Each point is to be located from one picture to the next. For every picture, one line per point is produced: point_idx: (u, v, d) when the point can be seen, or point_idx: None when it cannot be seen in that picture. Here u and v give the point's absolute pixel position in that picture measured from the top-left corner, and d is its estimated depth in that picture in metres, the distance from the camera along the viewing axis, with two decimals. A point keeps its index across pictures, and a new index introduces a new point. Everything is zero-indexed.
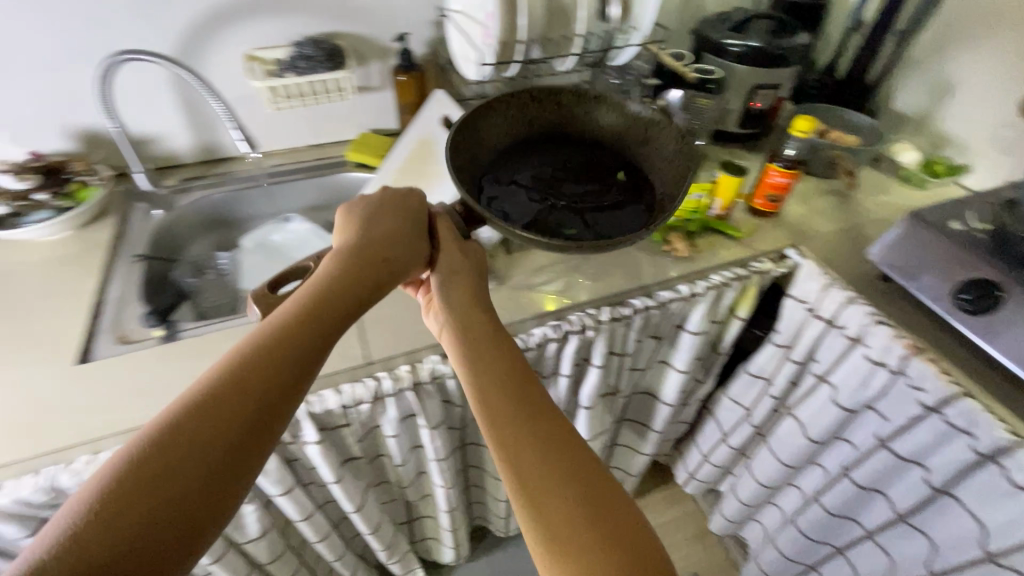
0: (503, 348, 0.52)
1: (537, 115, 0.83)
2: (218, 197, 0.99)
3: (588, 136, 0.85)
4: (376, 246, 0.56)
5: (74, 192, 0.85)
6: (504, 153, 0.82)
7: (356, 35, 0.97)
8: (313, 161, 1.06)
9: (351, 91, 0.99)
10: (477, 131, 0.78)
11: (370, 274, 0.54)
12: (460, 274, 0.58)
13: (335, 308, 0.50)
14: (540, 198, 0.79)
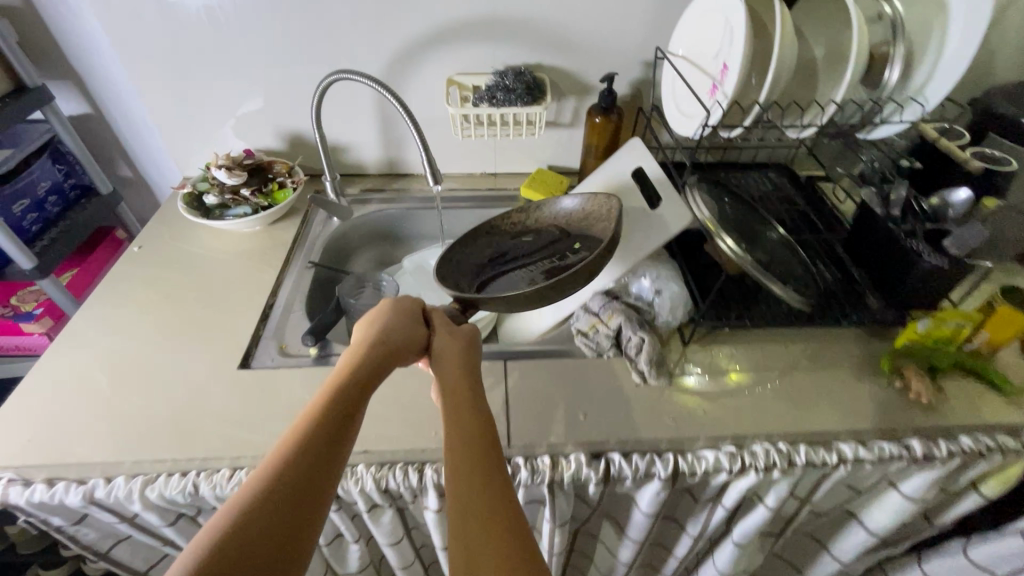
0: (475, 396, 0.51)
1: (497, 233, 0.84)
2: (391, 213, 1.00)
3: (529, 229, 0.85)
4: (381, 335, 0.54)
5: (272, 192, 0.89)
6: (482, 269, 0.82)
7: (558, 70, 0.92)
8: (486, 190, 1.03)
9: (541, 128, 0.94)
10: (449, 264, 0.80)
11: (378, 362, 0.51)
12: (456, 352, 0.55)
13: (356, 396, 0.47)
14: (506, 278, 0.79)
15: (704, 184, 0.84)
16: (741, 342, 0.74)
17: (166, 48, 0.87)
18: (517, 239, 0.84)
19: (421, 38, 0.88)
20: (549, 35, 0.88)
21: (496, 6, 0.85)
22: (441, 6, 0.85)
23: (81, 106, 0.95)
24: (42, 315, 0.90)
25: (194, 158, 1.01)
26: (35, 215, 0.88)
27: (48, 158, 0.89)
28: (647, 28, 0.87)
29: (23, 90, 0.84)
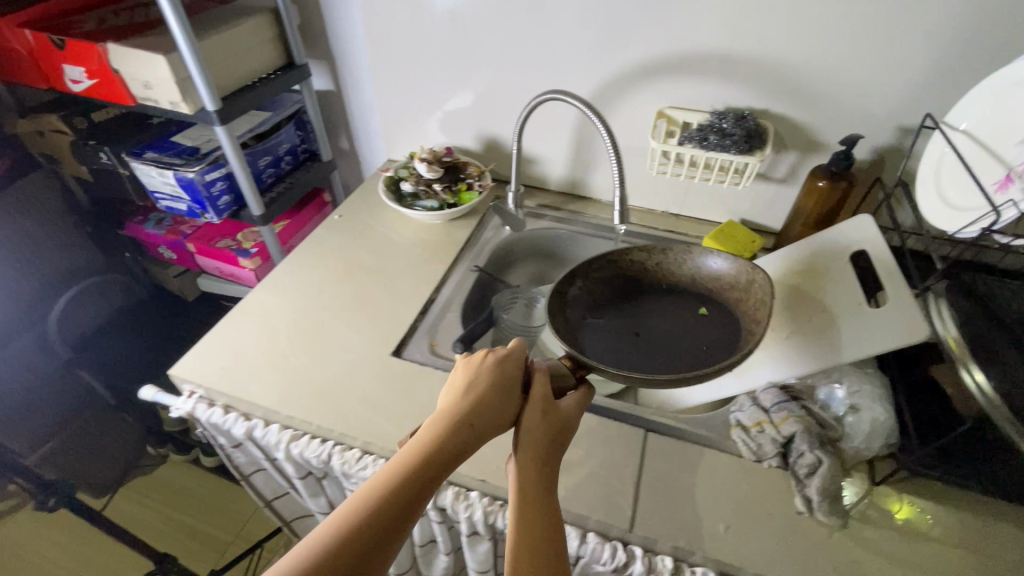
0: (544, 487, 0.48)
1: (615, 271, 0.72)
2: (561, 234, 0.98)
3: (654, 271, 0.72)
4: (474, 403, 0.49)
5: (459, 191, 0.92)
6: (590, 311, 0.69)
7: (787, 120, 0.81)
8: (665, 231, 0.96)
9: (747, 181, 0.84)
10: (562, 300, 0.66)
11: (462, 438, 0.47)
12: (552, 437, 0.50)
13: (444, 461, 0.45)
14: (625, 331, 0.68)
15: (959, 287, 0.64)
16: (949, 504, 0.58)
17: (405, 44, 0.95)
18: (647, 272, 0.72)
19: (642, 66, 0.83)
20: (788, 80, 0.77)
21: (735, 42, 0.77)
22: (674, 35, 0.79)
23: (326, 84, 1.10)
24: (255, 255, 1.06)
25: (401, 144, 1.10)
26: (272, 171, 1.03)
27: (293, 126, 1.04)
28: (919, 86, 0.72)
29: (291, 66, 0.97)
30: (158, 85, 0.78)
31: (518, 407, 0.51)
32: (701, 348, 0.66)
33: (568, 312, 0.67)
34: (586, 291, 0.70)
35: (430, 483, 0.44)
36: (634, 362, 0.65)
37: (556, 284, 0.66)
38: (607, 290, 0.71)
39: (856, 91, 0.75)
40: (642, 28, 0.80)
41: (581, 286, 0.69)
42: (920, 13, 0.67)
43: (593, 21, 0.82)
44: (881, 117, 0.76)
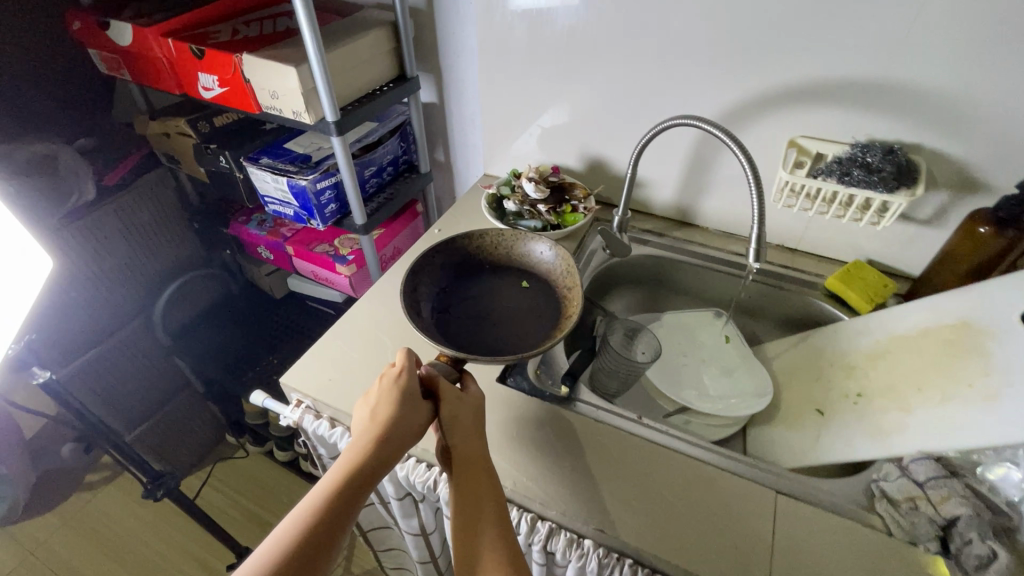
0: (480, 466, 0.56)
1: (457, 258, 0.78)
2: (665, 261, 0.94)
3: (488, 257, 0.79)
4: (388, 415, 0.56)
5: (564, 213, 0.90)
6: (436, 297, 0.74)
7: (944, 155, 0.73)
8: (779, 266, 0.90)
9: (890, 221, 0.76)
10: (411, 288, 0.71)
11: (384, 448, 0.54)
12: (468, 422, 0.58)
13: (373, 469, 0.54)
14: (465, 312, 0.74)
15: None
16: None
17: (518, 59, 0.93)
18: (477, 254, 0.79)
19: (777, 90, 0.77)
20: (953, 110, 0.69)
21: (894, 69, 0.70)
22: (819, 59, 0.73)
23: (431, 96, 1.10)
24: (352, 262, 1.07)
25: (501, 160, 1.09)
26: (374, 181, 1.04)
27: (398, 138, 1.05)
28: None
29: (402, 78, 0.98)
30: (285, 95, 0.80)
31: (427, 409, 0.58)
32: (530, 317, 0.74)
33: (417, 300, 0.71)
34: (430, 280, 0.74)
35: (361, 493, 0.53)
36: (490, 339, 0.71)
37: (404, 283, 0.70)
38: (447, 274, 0.76)
39: None
40: (782, 51, 0.74)
41: (424, 278, 0.74)
42: None
43: (726, 41, 0.76)
44: None
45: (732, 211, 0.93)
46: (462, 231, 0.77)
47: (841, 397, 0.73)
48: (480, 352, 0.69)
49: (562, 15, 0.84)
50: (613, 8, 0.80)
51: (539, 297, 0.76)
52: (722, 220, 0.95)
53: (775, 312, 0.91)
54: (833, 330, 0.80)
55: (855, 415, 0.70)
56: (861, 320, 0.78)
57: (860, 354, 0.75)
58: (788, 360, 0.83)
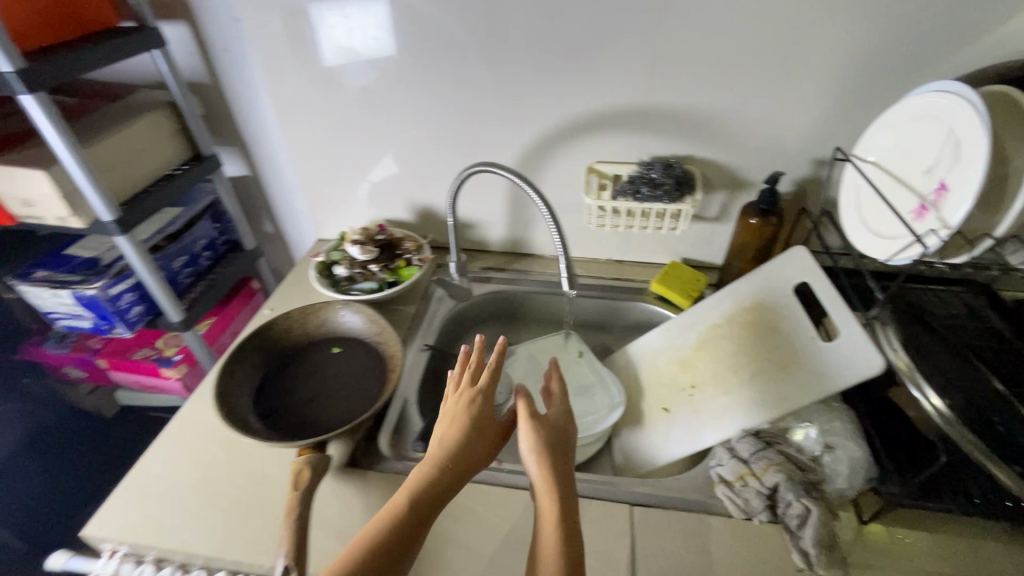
0: (557, 478, 0.56)
1: (264, 357, 0.78)
2: (509, 294, 0.96)
3: (294, 342, 0.81)
4: (473, 429, 0.58)
5: (398, 268, 0.88)
6: (260, 403, 0.73)
7: (712, 162, 0.83)
8: (611, 279, 0.97)
9: (685, 224, 0.85)
10: (227, 405, 0.68)
11: (469, 461, 0.56)
12: (550, 435, 0.59)
13: (460, 474, 0.55)
14: (296, 396, 0.75)
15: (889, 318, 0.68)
16: (925, 527, 0.58)
17: (322, 122, 0.91)
18: (282, 338, 0.80)
19: (566, 124, 0.83)
20: (707, 125, 0.79)
21: (654, 98, 0.78)
22: (592, 94, 0.80)
23: (241, 169, 1.04)
24: (180, 361, 0.95)
25: (331, 222, 1.05)
26: (189, 269, 0.95)
27: (209, 219, 0.97)
28: (828, 120, 0.76)
29: (197, 157, 0.92)
30: (42, 202, 0.70)
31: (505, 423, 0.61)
32: (358, 370, 0.79)
33: (242, 416, 0.69)
34: (244, 390, 0.72)
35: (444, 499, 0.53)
36: (323, 409, 0.73)
37: (216, 395, 0.68)
38: (258, 377, 0.76)
39: (772, 133, 0.78)
40: (561, 91, 0.80)
41: (237, 391, 0.72)
42: (819, 55, 0.70)
43: (510, 88, 0.81)
44: (799, 151, 0.79)
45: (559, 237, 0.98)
46: (260, 327, 0.78)
47: (678, 391, 0.79)
48: (325, 426, 0.71)
49: (354, 77, 0.84)
50: (400, 67, 0.82)
51: (357, 351, 0.81)
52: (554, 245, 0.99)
53: (617, 322, 0.97)
54: (666, 329, 0.86)
55: (692, 405, 0.75)
56: (682, 317, 0.85)
57: (688, 346, 0.82)
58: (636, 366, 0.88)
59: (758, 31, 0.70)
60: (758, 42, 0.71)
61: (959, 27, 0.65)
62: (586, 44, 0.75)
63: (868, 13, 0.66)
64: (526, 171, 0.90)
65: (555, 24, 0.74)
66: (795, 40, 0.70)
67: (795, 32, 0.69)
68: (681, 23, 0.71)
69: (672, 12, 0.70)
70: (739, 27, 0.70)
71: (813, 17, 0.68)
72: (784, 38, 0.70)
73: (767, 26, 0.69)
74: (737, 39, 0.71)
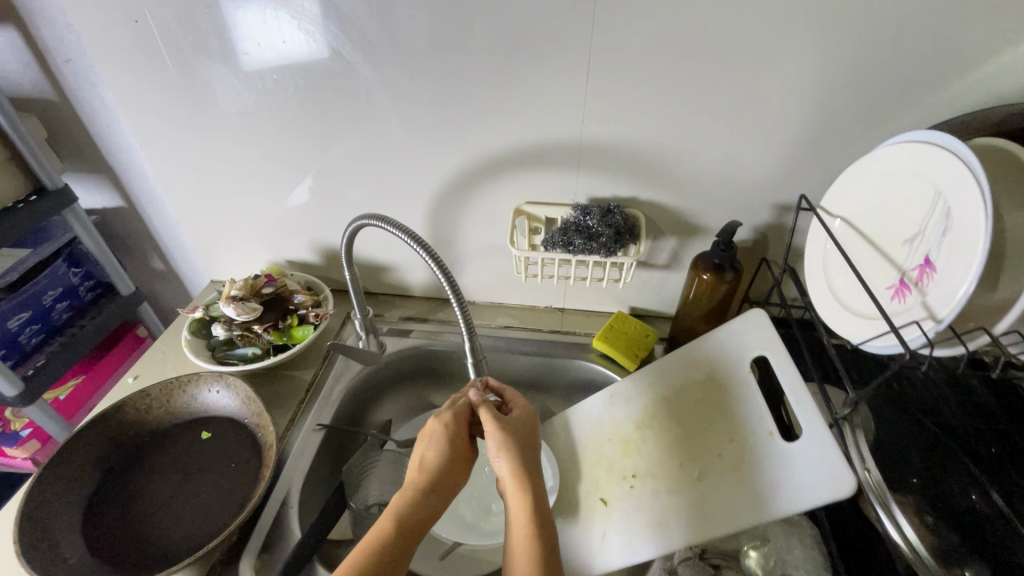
0: (528, 477, 0.51)
1: (107, 448, 0.62)
2: (430, 351, 0.82)
3: (151, 426, 0.66)
4: (451, 439, 0.54)
5: (289, 328, 0.74)
6: (91, 515, 0.57)
7: (658, 205, 0.71)
8: (548, 332, 0.84)
9: (628, 276, 0.73)
10: (36, 526, 0.52)
11: (448, 474, 0.53)
12: (516, 431, 0.54)
13: (442, 487, 0.52)
14: (140, 503, 0.59)
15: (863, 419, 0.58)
16: None
17: (198, 150, 0.76)
18: (131, 425, 0.64)
19: (486, 159, 0.70)
20: (651, 164, 0.67)
21: (588, 131, 0.65)
22: (513, 127, 0.66)
23: (112, 199, 0.87)
24: (28, 438, 0.80)
25: (224, 261, 0.90)
26: (36, 327, 0.78)
27: (64, 263, 0.80)
28: (792, 162, 0.64)
29: (41, 191, 0.75)
30: None
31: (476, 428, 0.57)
32: (227, 461, 0.63)
33: (54, 540, 0.53)
34: (67, 500, 0.57)
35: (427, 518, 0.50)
36: (174, 522, 0.58)
37: (17, 518, 0.52)
38: (93, 478, 0.60)
39: (727, 174, 0.66)
40: (478, 121, 0.66)
41: (56, 502, 0.56)
42: (779, 89, 0.58)
43: (417, 115, 0.67)
44: (758, 195, 0.68)
45: (489, 283, 0.84)
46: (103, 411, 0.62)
47: (618, 480, 0.66)
48: (171, 546, 0.56)
49: (228, 97, 0.69)
50: (282, 88, 0.68)
51: (230, 436, 0.66)
52: (484, 290, 0.86)
53: (555, 383, 0.84)
54: (607, 396, 0.73)
55: (633, 501, 0.63)
56: (628, 383, 0.72)
57: (632, 422, 0.69)
58: (574, 437, 0.74)
59: (706, 59, 0.57)
60: (708, 73, 0.58)
61: (942, 63, 0.54)
62: (502, 69, 0.61)
63: (836, 43, 0.54)
64: (444, 211, 0.76)
65: (462, 44, 0.60)
66: (751, 70, 0.57)
67: (751, 62, 0.57)
68: (615, 47, 0.58)
69: (603, 33, 0.57)
70: (683, 53, 0.57)
71: (771, 46, 0.55)
72: (737, 68, 0.57)
73: (718, 53, 0.57)
74: (681, 69, 0.58)
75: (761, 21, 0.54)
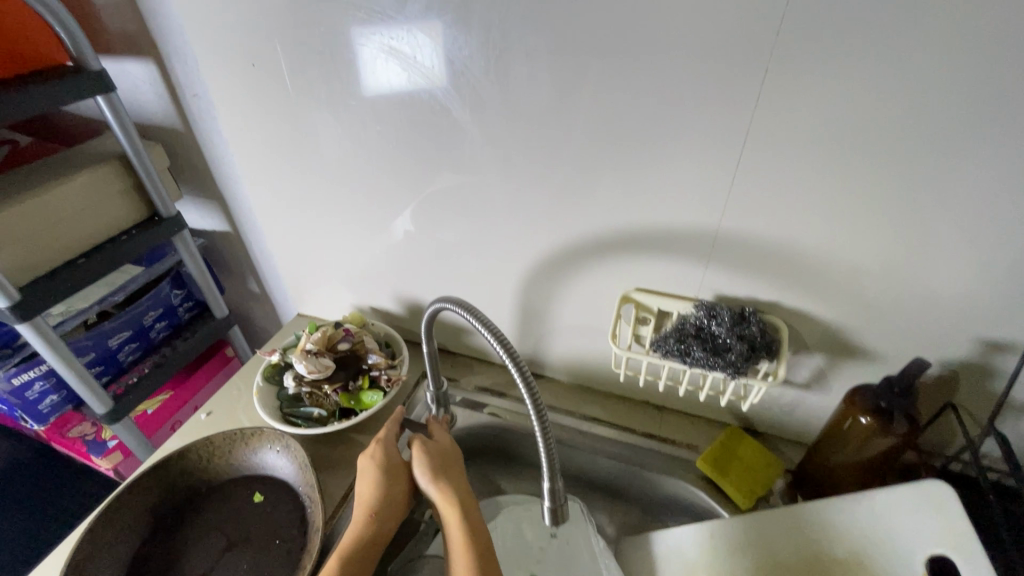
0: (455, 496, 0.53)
1: (164, 497, 0.61)
2: (504, 433, 0.73)
3: (208, 476, 0.64)
4: (382, 462, 0.58)
5: (359, 391, 0.69)
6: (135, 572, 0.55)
7: (806, 316, 0.56)
8: (641, 434, 0.71)
9: (753, 396, 0.58)
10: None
11: (388, 501, 0.55)
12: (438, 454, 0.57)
13: (385, 512, 0.55)
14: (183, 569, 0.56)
15: None
16: None
17: (298, 191, 0.74)
18: (192, 473, 0.63)
19: (596, 237, 0.60)
20: (806, 269, 0.53)
21: (727, 222, 0.53)
22: (634, 207, 0.55)
23: (218, 224, 0.89)
24: (113, 450, 0.84)
25: (312, 297, 0.88)
26: (135, 345, 0.81)
27: (167, 285, 0.82)
28: (1018, 291, 0.47)
29: (156, 217, 0.77)
30: None
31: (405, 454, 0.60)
32: (271, 536, 0.59)
33: None
34: (114, 552, 0.55)
35: (377, 546, 0.53)
36: None
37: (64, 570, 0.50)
38: (146, 528, 0.59)
39: (911, 295, 0.50)
40: (593, 195, 0.57)
41: (105, 553, 0.54)
42: (1018, 199, 0.42)
43: (523, 181, 0.59)
44: (956, 326, 0.51)
45: (577, 365, 0.74)
46: (166, 457, 0.61)
47: None
48: None
49: (331, 143, 0.66)
50: (384, 139, 0.63)
51: (280, 505, 0.61)
52: (571, 371, 0.76)
53: (640, 496, 0.71)
54: (706, 534, 0.58)
55: None
56: (740, 530, 0.56)
57: None
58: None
59: (909, 152, 0.43)
60: (909, 169, 0.44)
61: None
62: (628, 142, 0.51)
63: None
64: (539, 283, 0.67)
65: (585, 110, 0.51)
66: (978, 171, 0.42)
67: (978, 161, 0.42)
68: (782, 127, 0.45)
69: (768, 110, 0.45)
70: (877, 143, 0.43)
71: (1018, 143, 0.40)
72: (956, 167, 0.42)
73: (929, 146, 0.42)
74: (870, 160, 0.44)
75: (1004, 110, 0.39)
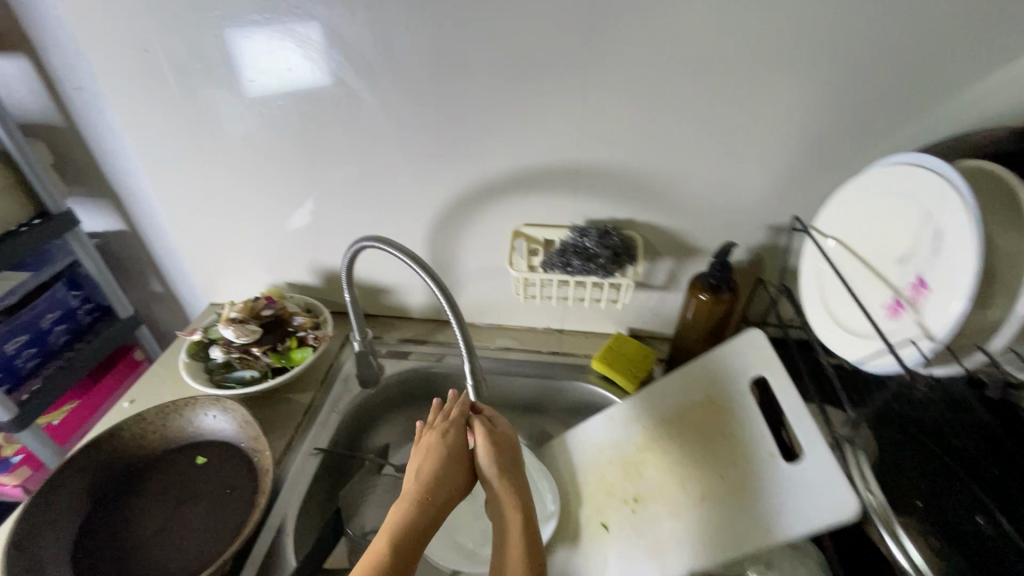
0: (513, 481, 0.53)
1: (100, 475, 0.62)
2: (430, 373, 0.82)
3: (145, 451, 0.65)
4: (447, 454, 0.53)
5: (288, 350, 0.74)
6: (82, 544, 0.56)
7: (655, 227, 0.72)
8: (547, 353, 0.83)
9: (625, 296, 0.73)
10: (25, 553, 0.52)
11: (447, 495, 0.51)
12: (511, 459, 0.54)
13: (444, 504, 0.51)
14: (133, 531, 0.58)
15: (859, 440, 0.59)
16: None
17: (201, 175, 0.77)
18: (127, 449, 0.64)
19: (486, 183, 0.71)
20: (647, 187, 0.68)
21: (585, 156, 0.67)
22: (512, 152, 0.68)
23: (113, 224, 0.88)
24: (19, 465, 0.80)
25: (225, 285, 0.90)
26: (33, 351, 0.78)
27: (64, 286, 0.81)
28: (784, 183, 0.65)
29: (44, 215, 0.76)
30: None
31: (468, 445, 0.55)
32: (220, 488, 0.62)
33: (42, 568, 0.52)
34: (55, 530, 0.56)
35: (426, 539, 0.49)
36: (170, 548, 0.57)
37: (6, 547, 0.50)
38: (86, 505, 0.59)
39: (721, 197, 0.68)
40: (478, 146, 0.68)
41: (47, 530, 0.55)
42: (770, 114, 0.60)
43: (418, 140, 0.69)
44: (754, 217, 0.69)
45: (487, 305, 0.85)
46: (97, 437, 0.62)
47: (618, 503, 0.65)
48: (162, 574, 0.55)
49: (232, 124, 0.71)
50: (286, 114, 0.69)
51: (225, 461, 0.65)
52: (483, 312, 0.86)
53: (554, 404, 0.83)
54: (608, 417, 0.71)
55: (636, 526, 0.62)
56: (628, 405, 0.70)
57: (633, 444, 0.68)
58: (573, 458, 0.72)
59: (697, 86, 0.59)
60: (700, 99, 0.60)
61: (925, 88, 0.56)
62: (499, 96, 0.63)
63: (821, 70, 0.56)
64: (443, 233, 0.77)
65: (461, 72, 0.62)
66: (742, 96, 0.59)
67: (740, 88, 0.59)
68: (610, 74, 0.60)
69: (598, 61, 0.59)
70: (675, 80, 0.59)
71: (758, 72, 0.57)
72: (727, 94, 0.59)
73: (708, 80, 0.59)
74: (673, 95, 0.60)
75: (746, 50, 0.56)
